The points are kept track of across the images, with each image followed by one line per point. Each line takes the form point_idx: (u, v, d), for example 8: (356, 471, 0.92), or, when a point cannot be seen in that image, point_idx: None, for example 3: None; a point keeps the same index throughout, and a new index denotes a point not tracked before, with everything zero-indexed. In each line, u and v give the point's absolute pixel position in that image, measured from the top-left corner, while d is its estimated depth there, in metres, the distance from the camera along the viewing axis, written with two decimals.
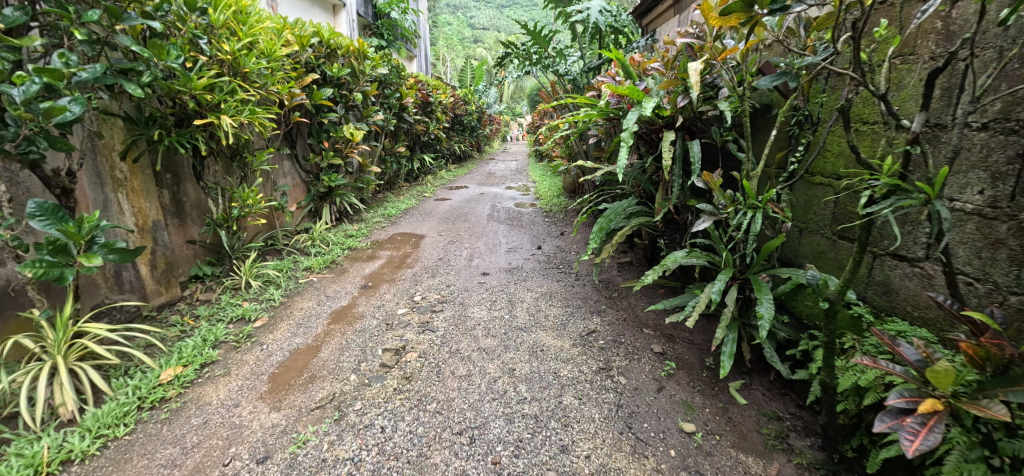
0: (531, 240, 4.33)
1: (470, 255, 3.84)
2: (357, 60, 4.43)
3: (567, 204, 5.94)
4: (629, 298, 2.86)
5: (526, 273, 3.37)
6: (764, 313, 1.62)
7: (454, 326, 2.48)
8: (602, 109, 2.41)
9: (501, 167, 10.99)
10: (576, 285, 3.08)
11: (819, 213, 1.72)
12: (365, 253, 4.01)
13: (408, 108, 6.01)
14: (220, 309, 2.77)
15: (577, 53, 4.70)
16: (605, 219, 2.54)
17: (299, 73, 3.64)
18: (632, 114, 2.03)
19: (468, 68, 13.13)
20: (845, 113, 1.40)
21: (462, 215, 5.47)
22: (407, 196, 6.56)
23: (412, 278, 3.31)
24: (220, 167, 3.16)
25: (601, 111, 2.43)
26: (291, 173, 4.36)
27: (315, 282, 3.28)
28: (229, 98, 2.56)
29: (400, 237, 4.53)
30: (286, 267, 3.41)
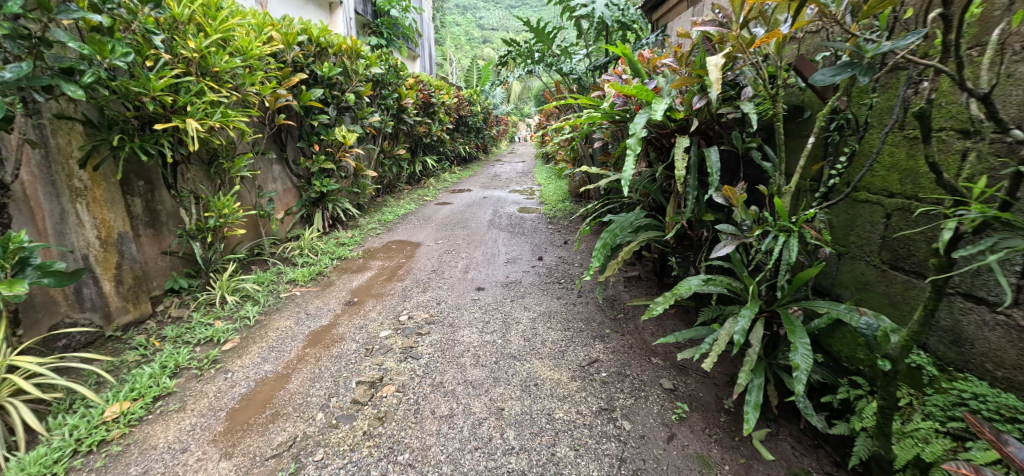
0: (532, 250, 4.07)
1: (465, 267, 3.59)
2: (350, 59, 4.21)
3: (573, 209, 5.67)
4: (636, 320, 2.60)
5: (524, 288, 3.11)
6: (799, 363, 1.35)
7: (440, 353, 2.23)
8: (606, 111, 2.14)
9: (506, 169, 10.75)
10: (578, 304, 2.81)
11: (862, 237, 1.48)
12: (355, 264, 3.79)
13: (407, 109, 5.79)
14: (189, 330, 2.56)
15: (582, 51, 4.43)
16: (610, 233, 2.27)
17: (284, 73, 3.42)
18: (640, 118, 1.77)
19: (474, 67, 12.89)
20: (925, 119, 1.14)
21: (462, 221, 5.23)
22: (407, 201, 6.33)
23: (400, 293, 3.07)
24: (195, 174, 2.95)
25: (606, 113, 2.17)
26: (282, 177, 4.26)
27: (298, 298, 3.06)
28: (196, 100, 2.35)
29: (394, 246, 4.31)
30: (268, 280, 3.20)
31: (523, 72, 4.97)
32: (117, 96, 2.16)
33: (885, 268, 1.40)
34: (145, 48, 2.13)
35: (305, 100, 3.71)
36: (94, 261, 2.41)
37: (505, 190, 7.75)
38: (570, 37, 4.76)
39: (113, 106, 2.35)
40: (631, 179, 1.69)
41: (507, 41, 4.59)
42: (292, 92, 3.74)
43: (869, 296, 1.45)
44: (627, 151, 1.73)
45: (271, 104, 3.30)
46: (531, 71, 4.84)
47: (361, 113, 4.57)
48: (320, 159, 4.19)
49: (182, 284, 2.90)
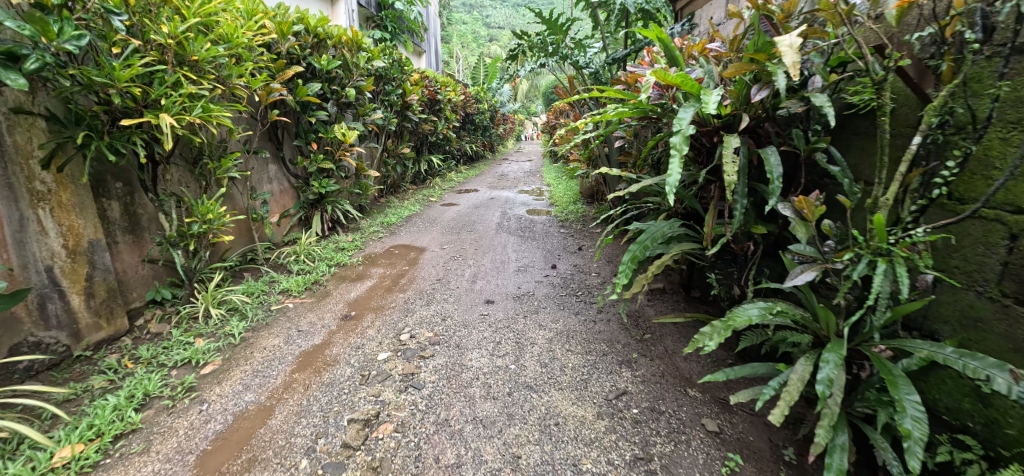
0: (544, 257, 3.78)
1: (473, 276, 3.32)
2: (350, 52, 3.94)
3: (586, 212, 5.38)
4: (666, 342, 2.32)
5: (538, 302, 2.83)
6: (911, 431, 1.09)
7: (446, 382, 1.96)
8: (639, 104, 1.87)
9: (513, 168, 10.47)
10: (599, 321, 2.53)
11: (975, 260, 1.28)
12: (354, 271, 3.52)
13: (412, 107, 5.53)
14: (167, 349, 2.30)
15: (598, 43, 4.14)
16: (641, 245, 1.99)
17: (278, 65, 3.17)
18: (686, 111, 1.48)
19: (481, 64, 12.61)
20: None
21: (469, 224, 4.95)
22: (411, 202, 6.07)
23: (402, 306, 2.80)
24: (178, 175, 2.69)
25: (638, 107, 1.90)
26: (278, 177, 4.01)
27: (291, 311, 2.79)
28: (173, 93, 2.10)
29: (397, 251, 4.04)
30: (259, 290, 2.94)
31: (533, 66, 4.46)
32: (80, 88, 1.91)
33: (1008, 303, 1.20)
34: (111, 32, 1.90)
35: (300, 95, 3.45)
36: (61, 273, 2.16)
37: (513, 190, 7.46)
38: (585, 29, 4.44)
39: (80, 100, 2.09)
40: (679, 185, 1.42)
41: (518, 33, 4.28)
42: (287, 86, 3.48)
43: (981, 337, 1.26)
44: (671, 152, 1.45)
45: (263, 99, 3.05)
46: (543, 64, 4.41)
47: (362, 109, 4.31)
48: (318, 159, 3.93)
49: (164, 295, 2.65)
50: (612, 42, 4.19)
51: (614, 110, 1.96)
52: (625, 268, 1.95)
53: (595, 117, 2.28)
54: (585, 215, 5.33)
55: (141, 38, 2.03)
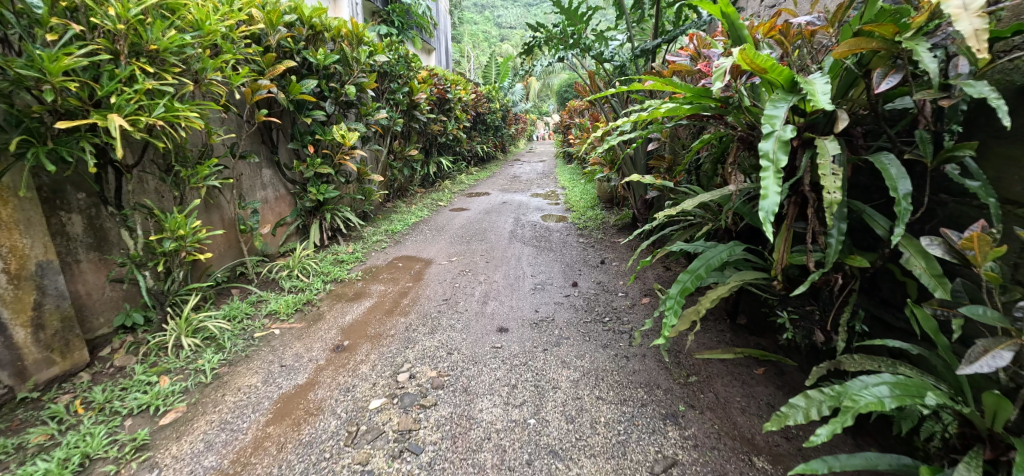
0: (563, 272, 3.40)
1: (484, 296, 2.95)
2: (350, 45, 3.59)
3: (607, 219, 4.97)
4: (716, 387, 1.93)
5: (558, 330, 2.44)
6: None
7: (450, 444, 1.60)
8: (699, 93, 1.54)
9: (526, 169, 10.08)
10: (632, 358, 2.14)
11: None
12: (352, 287, 3.17)
13: (420, 105, 5.17)
14: (126, 390, 1.98)
15: (622, 35, 3.74)
16: (693, 276, 1.61)
17: (267, 59, 2.84)
18: (779, 109, 1.26)
19: (494, 62, 12.24)
20: None
21: (480, 232, 4.58)
22: (419, 207, 5.72)
23: (401, 334, 2.44)
24: (150, 184, 2.37)
25: (696, 97, 1.57)
26: (274, 183, 3.69)
27: (276, 338, 2.45)
28: (125, 90, 1.77)
29: (400, 264, 3.68)
30: (242, 314, 2.61)
31: (550, 59, 4.02)
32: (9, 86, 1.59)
33: None
34: (43, 16, 1.58)
35: (294, 93, 3.11)
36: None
37: (526, 193, 7.07)
38: (607, 19, 4.03)
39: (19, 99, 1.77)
40: (779, 211, 1.18)
41: (533, 24, 3.88)
42: (279, 83, 3.15)
43: None
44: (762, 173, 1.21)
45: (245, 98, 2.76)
46: (562, 58, 3.97)
47: (364, 109, 3.96)
48: (315, 163, 3.59)
49: (134, 321, 2.33)
50: (638, 33, 3.79)
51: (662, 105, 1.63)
52: (675, 304, 1.57)
53: (622, 123, 1.97)
54: (605, 221, 4.93)
55: (85, 25, 1.71)
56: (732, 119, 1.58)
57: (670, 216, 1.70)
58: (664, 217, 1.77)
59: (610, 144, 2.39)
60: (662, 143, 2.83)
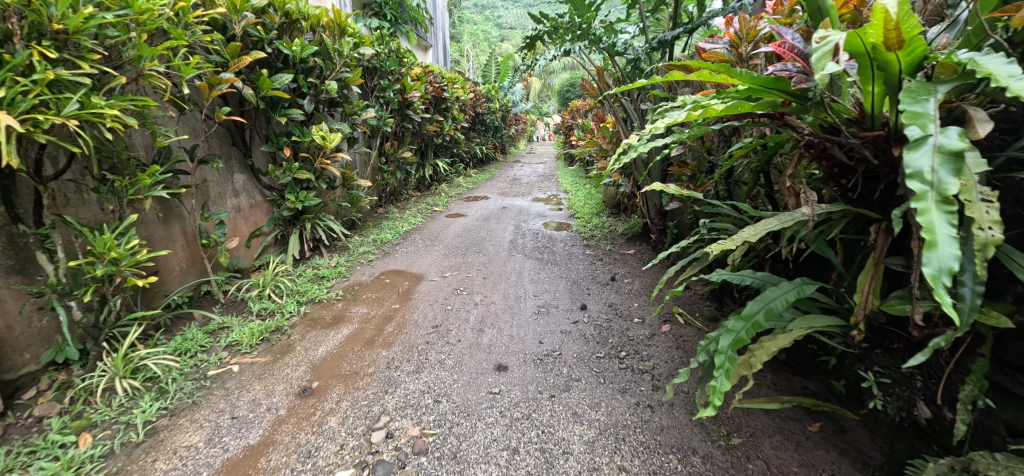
0: (569, 291, 3.02)
1: (479, 322, 2.57)
2: (332, 37, 3.22)
3: (614, 227, 4.59)
4: (763, 452, 1.57)
5: (567, 368, 2.08)
6: None
7: None
8: (767, 84, 1.24)
9: (526, 171, 9.69)
10: (657, 408, 1.78)
11: None
12: (331, 309, 2.78)
13: (413, 105, 4.79)
14: (34, 453, 1.60)
15: (633, 28, 3.36)
16: (749, 324, 1.25)
17: (232, 50, 2.49)
18: (930, 103, 1.05)
19: (494, 61, 11.86)
20: None
21: (477, 242, 4.21)
22: (412, 212, 5.35)
23: (381, 373, 2.06)
24: (80, 195, 1.98)
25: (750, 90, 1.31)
26: (247, 189, 3.32)
27: (233, 377, 2.07)
28: (20, 81, 1.40)
29: (387, 280, 3.30)
30: (196, 346, 2.23)
31: (556, 53, 3.62)
32: None
33: None
34: None
35: (264, 89, 2.74)
36: None
37: (527, 198, 6.68)
38: (619, 9, 3.64)
39: None
40: (957, 264, 0.96)
41: (535, 15, 3.49)
42: (247, 77, 2.77)
43: None
44: (921, 205, 1.00)
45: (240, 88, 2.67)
46: (568, 52, 3.57)
47: (349, 107, 3.58)
48: (293, 167, 3.22)
49: (68, 355, 1.92)
50: (652, 24, 3.41)
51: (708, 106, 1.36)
52: (728, 363, 1.21)
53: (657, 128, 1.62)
54: (612, 230, 4.56)
55: None
56: (807, 119, 1.29)
57: (722, 252, 1.36)
58: (713, 252, 1.43)
59: (643, 151, 1.94)
60: (685, 148, 2.47)
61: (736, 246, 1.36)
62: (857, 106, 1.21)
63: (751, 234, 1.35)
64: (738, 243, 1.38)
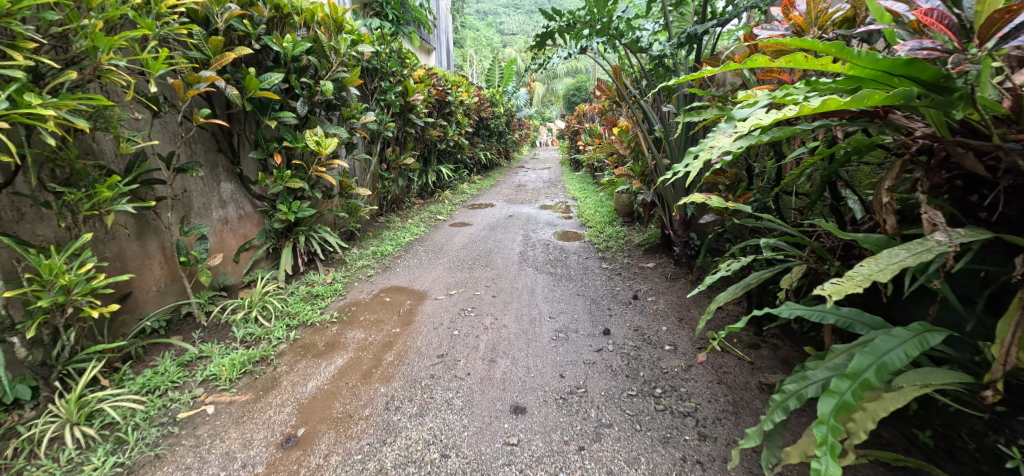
0: (587, 311, 2.73)
1: (491, 351, 2.26)
2: (328, 33, 2.94)
3: (631, 238, 4.29)
4: None
5: (595, 410, 1.78)
6: None
7: None
8: (898, 62, 1.06)
9: (531, 177, 9.42)
10: (707, 465, 1.49)
11: None
12: (324, 333, 2.49)
13: (416, 108, 4.51)
14: None
15: (655, 24, 3.07)
16: (857, 384, 0.98)
17: (214, 46, 2.25)
18: None
19: (498, 64, 11.63)
20: None
21: (485, 254, 3.92)
22: (414, 221, 5.07)
23: (377, 415, 1.78)
24: (32, 212, 1.72)
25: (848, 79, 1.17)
26: (235, 199, 3.05)
27: (206, 421, 1.79)
28: None
29: (387, 298, 3.01)
30: (166, 383, 1.96)
31: (571, 49, 3.24)
32: None
33: None
34: None
35: (251, 90, 2.49)
36: None
37: (534, 205, 6.39)
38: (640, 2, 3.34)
39: None
40: None
41: (547, 11, 3.20)
42: (232, 76, 2.51)
43: None
44: None
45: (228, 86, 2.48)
46: (585, 48, 3.20)
47: (347, 110, 3.30)
48: (286, 175, 2.94)
49: (16, 396, 1.66)
50: (676, 19, 3.12)
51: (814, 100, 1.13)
52: (835, 438, 0.94)
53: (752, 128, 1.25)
54: (628, 241, 4.26)
55: None
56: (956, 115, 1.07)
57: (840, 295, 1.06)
58: (821, 294, 1.11)
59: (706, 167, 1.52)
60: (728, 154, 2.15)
61: (856, 289, 1.08)
62: (1011, 101, 1.02)
63: (876, 274, 1.09)
64: (857, 286, 1.09)
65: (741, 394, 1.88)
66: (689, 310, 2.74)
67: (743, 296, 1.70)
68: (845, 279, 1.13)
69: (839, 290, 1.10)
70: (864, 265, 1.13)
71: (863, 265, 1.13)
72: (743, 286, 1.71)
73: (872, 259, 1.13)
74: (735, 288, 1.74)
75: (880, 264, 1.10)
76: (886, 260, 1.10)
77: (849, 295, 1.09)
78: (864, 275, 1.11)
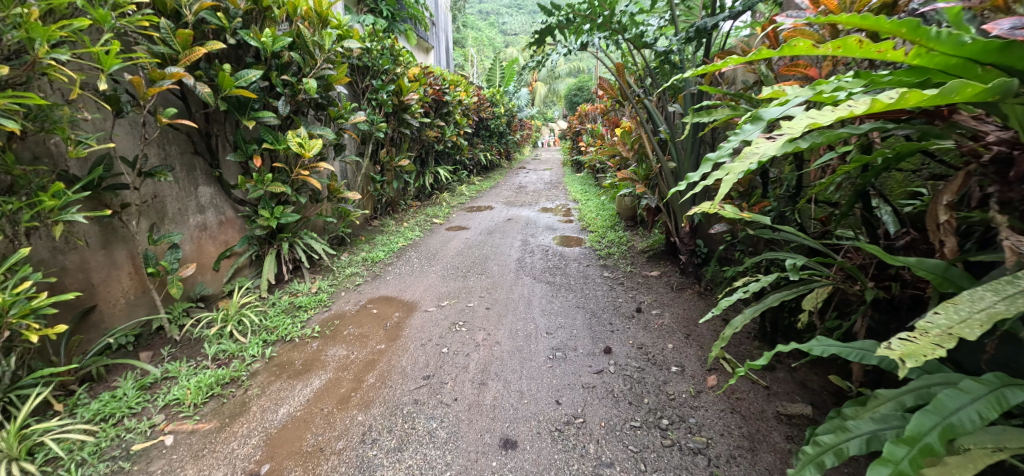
0: (587, 326, 2.54)
1: (481, 372, 2.08)
2: (312, 28, 2.77)
3: (634, 245, 4.10)
4: None
5: (594, 445, 1.61)
6: None
7: None
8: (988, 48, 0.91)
9: (533, 178, 9.22)
10: None
11: None
12: (303, 350, 2.31)
13: (411, 108, 4.33)
14: None
15: (660, 18, 2.87)
16: (917, 451, 0.88)
17: (182, 39, 2.07)
18: None
19: (499, 63, 11.44)
20: None
21: (480, 261, 3.73)
22: (410, 225, 4.89)
23: (351, 450, 1.61)
24: None
25: (911, 69, 1.03)
26: (215, 204, 2.88)
27: (162, 455, 1.63)
28: None
29: (375, 310, 2.83)
30: (123, 409, 1.80)
31: (572, 45, 3.05)
32: None
33: None
34: None
35: (225, 88, 2.32)
36: None
37: (534, 208, 6.20)
38: None
39: None
40: None
41: (544, 5, 3.01)
42: (205, 73, 2.33)
43: None
44: None
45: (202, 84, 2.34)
46: (586, 44, 2.99)
47: (334, 110, 3.13)
48: (266, 178, 2.76)
49: None
50: (682, 13, 2.93)
51: (883, 92, 0.96)
52: None
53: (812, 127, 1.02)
54: (631, 247, 4.08)
55: None
56: None
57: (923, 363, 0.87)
58: (892, 356, 0.91)
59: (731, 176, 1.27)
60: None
61: (936, 350, 0.90)
62: None
63: (959, 328, 0.91)
64: (935, 346, 0.91)
65: (757, 425, 1.70)
66: (697, 325, 2.56)
67: (760, 319, 1.51)
68: (915, 334, 0.95)
69: (912, 351, 0.91)
70: (939, 313, 0.96)
71: (940, 314, 0.96)
72: (761, 308, 1.52)
73: (949, 305, 0.96)
74: (750, 311, 1.54)
75: (961, 313, 0.94)
76: (967, 307, 0.94)
77: (926, 357, 0.90)
78: (942, 329, 0.93)
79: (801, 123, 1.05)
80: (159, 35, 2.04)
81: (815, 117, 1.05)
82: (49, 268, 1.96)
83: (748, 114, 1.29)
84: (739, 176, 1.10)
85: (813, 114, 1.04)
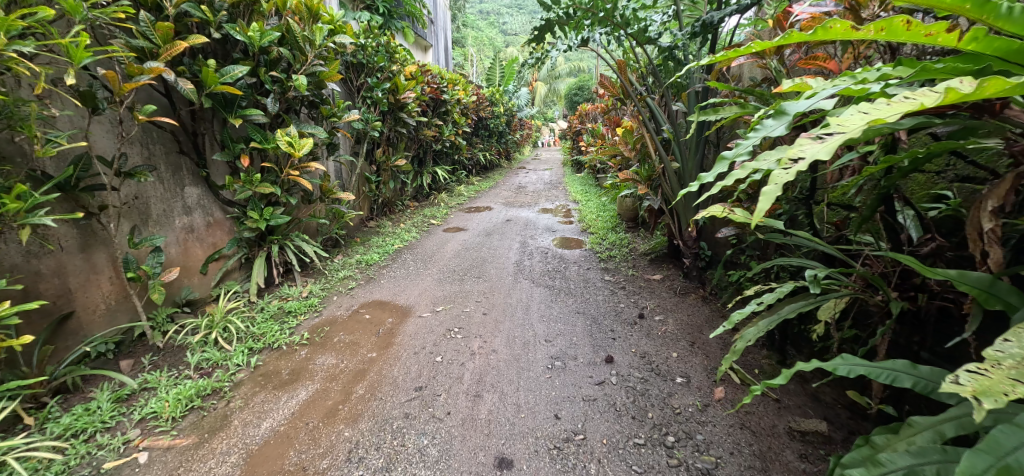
0: (587, 333, 2.44)
1: (476, 383, 1.98)
2: (302, 23, 2.67)
3: (636, 247, 4.00)
4: None
5: (595, 465, 1.52)
6: None
7: None
8: None
9: (532, 178, 9.11)
10: None
11: None
12: (290, 359, 2.21)
13: (407, 106, 4.23)
14: None
15: (664, 12, 2.75)
16: None
17: (162, 32, 1.97)
18: None
19: (499, 62, 11.34)
20: None
21: (478, 264, 3.63)
22: (406, 226, 4.79)
23: (335, 470, 1.51)
24: None
25: (966, 55, 0.99)
26: (203, 206, 2.78)
27: (134, 474, 1.53)
28: None
29: (367, 315, 2.73)
30: (96, 423, 1.70)
31: (572, 41, 2.97)
32: None
33: None
34: None
35: (209, 84, 2.22)
36: None
37: (533, 209, 6.10)
38: None
39: None
40: None
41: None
42: (189, 69, 2.23)
43: None
44: None
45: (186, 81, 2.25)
46: (587, 40, 2.90)
47: (327, 108, 3.03)
48: (255, 179, 2.66)
49: None
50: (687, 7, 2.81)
51: (950, 83, 0.89)
52: None
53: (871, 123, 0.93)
54: (633, 249, 3.97)
55: None
56: None
57: (1005, 404, 0.79)
58: (963, 393, 0.84)
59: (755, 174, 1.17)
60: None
61: (1014, 387, 0.83)
62: None
63: None
64: (1011, 381, 0.84)
65: (768, 442, 1.61)
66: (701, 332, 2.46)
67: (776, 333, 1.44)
68: (986, 366, 0.88)
69: (986, 388, 0.84)
70: (1011, 342, 0.91)
71: (1011, 344, 0.90)
72: (777, 321, 1.44)
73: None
74: (765, 324, 1.47)
75: None
76: None
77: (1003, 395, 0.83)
78: (1014, 361, 0.87)
79: (854, 119, 0.96)
80: (138, 28, 1.94)
81: (868, 111, 0.96)
82: (19, 273, 1.87)
83: (771, 109, 1.21)
84: (781, 184, 0.96)
85: (866, 108, 0.97)
